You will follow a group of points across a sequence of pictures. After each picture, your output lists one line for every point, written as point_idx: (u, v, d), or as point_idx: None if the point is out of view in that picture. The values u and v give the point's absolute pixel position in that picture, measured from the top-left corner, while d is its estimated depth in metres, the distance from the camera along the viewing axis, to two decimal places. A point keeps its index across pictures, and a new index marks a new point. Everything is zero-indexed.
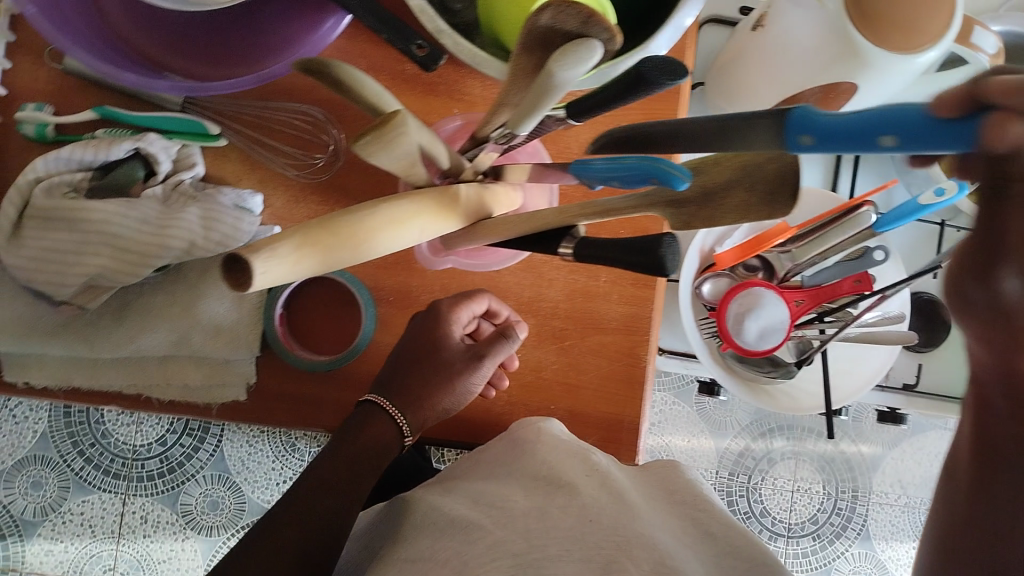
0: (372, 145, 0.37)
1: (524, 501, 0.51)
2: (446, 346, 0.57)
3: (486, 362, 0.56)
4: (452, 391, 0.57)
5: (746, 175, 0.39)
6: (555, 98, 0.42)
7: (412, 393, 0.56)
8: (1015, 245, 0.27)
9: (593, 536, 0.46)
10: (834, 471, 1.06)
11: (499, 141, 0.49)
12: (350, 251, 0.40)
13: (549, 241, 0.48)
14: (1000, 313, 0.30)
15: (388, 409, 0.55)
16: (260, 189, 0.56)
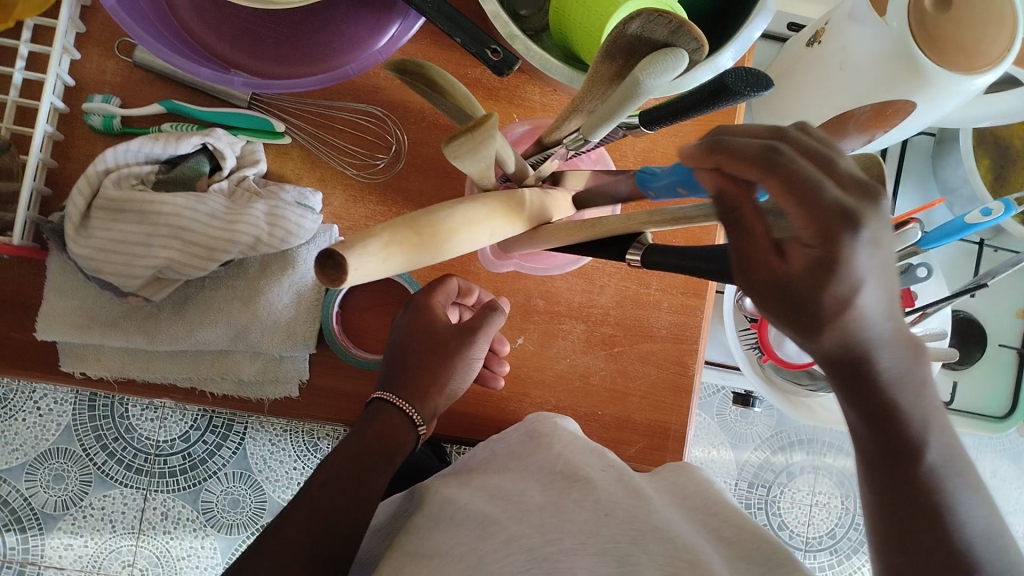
0: (463, 146, 0.37)
1: (539, 495, 0.51)
2: (437, 326, 0.54)
3: (480, 337, 0.54)
4: (457, 373, 0.54)
5: None
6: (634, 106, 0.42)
7: (414, 377, 0.53)
8: (776, 200, 0.32)
9: (608, 529, 0.46)
10: (852, 488, 1.06)
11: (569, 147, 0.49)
12: (432, 250, 0.40)
13: (617, 247, 0.49)
14: (785, 287, 0.33)
15: (395, 404, 0.52)
16: (320, 187, 0.57)
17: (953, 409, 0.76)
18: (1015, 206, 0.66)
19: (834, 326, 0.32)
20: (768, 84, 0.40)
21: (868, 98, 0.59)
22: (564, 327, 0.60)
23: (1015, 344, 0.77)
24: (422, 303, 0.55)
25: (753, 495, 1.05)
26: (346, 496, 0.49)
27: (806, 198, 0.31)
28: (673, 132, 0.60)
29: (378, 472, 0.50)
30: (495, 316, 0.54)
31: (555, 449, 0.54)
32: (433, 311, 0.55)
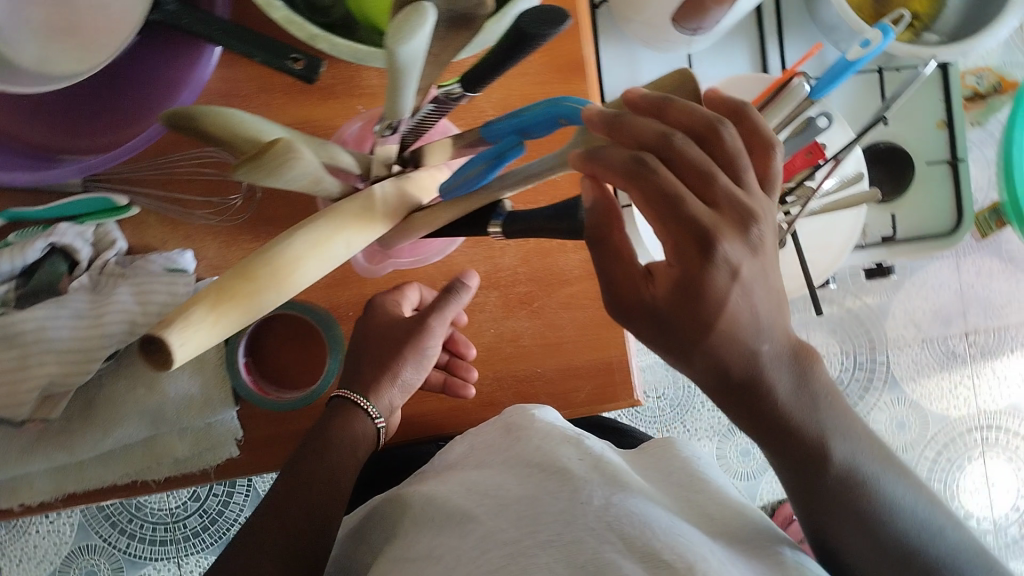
0: (255, 174, 0.35)
1: (515, 488, 0.49)
2: (389, 321, 0.54)
3: (436, 322, 0.54)
4: (416, 363, 0.55)
5: (650, 111, 0.37)
6: (409, 75, 0.40)
7: (368, 373, 0.54)
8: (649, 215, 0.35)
9: (583, 518, 0.44)
10: (847, 330, 1.13)
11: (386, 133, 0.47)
12: (273, 293, 0.39)
13: (480, 222, 0.47)
14: (660, 318, 0.36)
15: (353, 398, 0.53)
16: (188, 244, 0.55)
17: (899, 240, 0.75)
18: (893, 29, 0.63)
19: (709, 335, 0.36)
20: (566, 15, 0.38)
21: None
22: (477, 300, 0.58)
23: (944, 156, 0.75)
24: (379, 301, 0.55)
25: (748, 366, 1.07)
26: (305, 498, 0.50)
27: (654, 198, 0.34)
28: (523, 69, 0.57)
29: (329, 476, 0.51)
30: (459, 296, 0.54)
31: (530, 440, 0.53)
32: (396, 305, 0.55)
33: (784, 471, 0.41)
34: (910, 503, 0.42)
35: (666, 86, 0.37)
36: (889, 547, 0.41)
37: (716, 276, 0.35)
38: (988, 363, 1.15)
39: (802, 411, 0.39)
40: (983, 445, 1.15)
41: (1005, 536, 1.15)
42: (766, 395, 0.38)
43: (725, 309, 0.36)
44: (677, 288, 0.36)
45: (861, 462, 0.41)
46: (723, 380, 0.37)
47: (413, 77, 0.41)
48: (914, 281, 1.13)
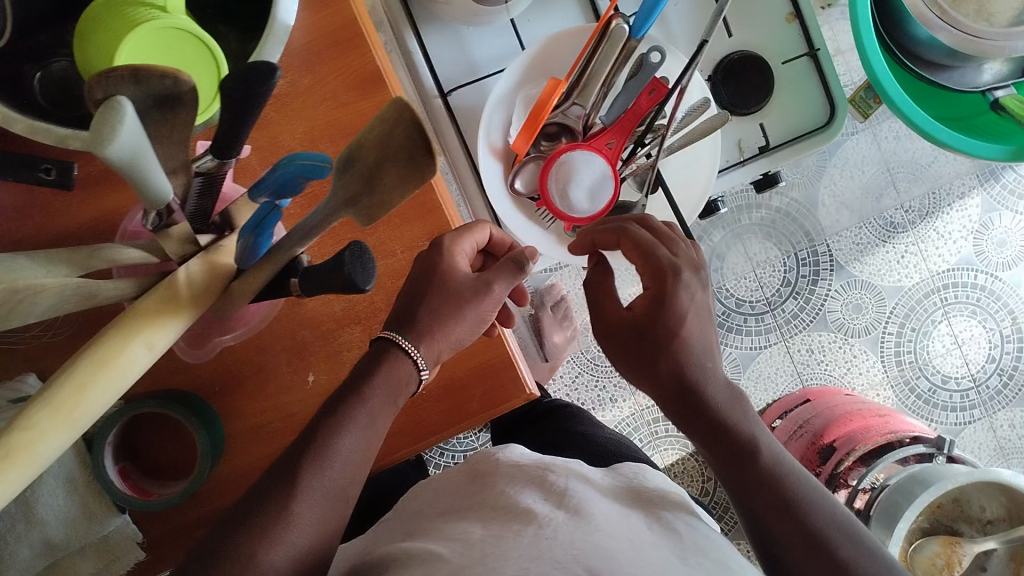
0: None
1: (481, 531, 0.47)
2: (452, 278, 0.53)
3: (499, 285, 0.53)
4: (467, 322, 0.53)
5: (384, 150, 0.35)
6: (139, 166, 0.37)
7: (424, 323, 0.51)
8: (636, 252, 0.54)
9: (551, 552, 0.43)
10: (782, 230, 1.11)
11: (162, 225, 0.44)
12: (60, 429, 0.37)
13: (287, 284, 0.45)
14: (632, 326, 0.53)
15: (397, 341, 0.51)
16: (31, 364, 0.54)
17: (775, 146, 0.72)
18: None
19: (667, 349, 0.51)
20: (274, 67, 0.36)
21: None
22: (340, 341, 0.56)
23: (802, 51, 0.72)
24: (448, 247, 0.54)
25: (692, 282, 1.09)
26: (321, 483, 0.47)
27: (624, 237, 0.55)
28: (319, 97, 0.55)
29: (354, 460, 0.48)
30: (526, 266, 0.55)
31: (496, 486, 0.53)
32: (457, 256, 0.54)
33: (718, 470, 0.51)
34: (842, 516, 0.47)
35: (388, 119, 0.35)
36: (819, 542, 0.45)
37: (678, 301, 0.51)
38: (930, 224, 1.12)
39: (734, 417, 0.51)
40: (943, 305, 1.13)
41: (985, 388, 1.14)
42: (704, 394, 0.51)
43: (678, 316, 0.51)
44: (649, 300, 0.52)
45: (788, 466, 0.50)
46: (671, 379, 0.51)
47: (149, 165, 0.38)
48: (837, 162, 1.11)
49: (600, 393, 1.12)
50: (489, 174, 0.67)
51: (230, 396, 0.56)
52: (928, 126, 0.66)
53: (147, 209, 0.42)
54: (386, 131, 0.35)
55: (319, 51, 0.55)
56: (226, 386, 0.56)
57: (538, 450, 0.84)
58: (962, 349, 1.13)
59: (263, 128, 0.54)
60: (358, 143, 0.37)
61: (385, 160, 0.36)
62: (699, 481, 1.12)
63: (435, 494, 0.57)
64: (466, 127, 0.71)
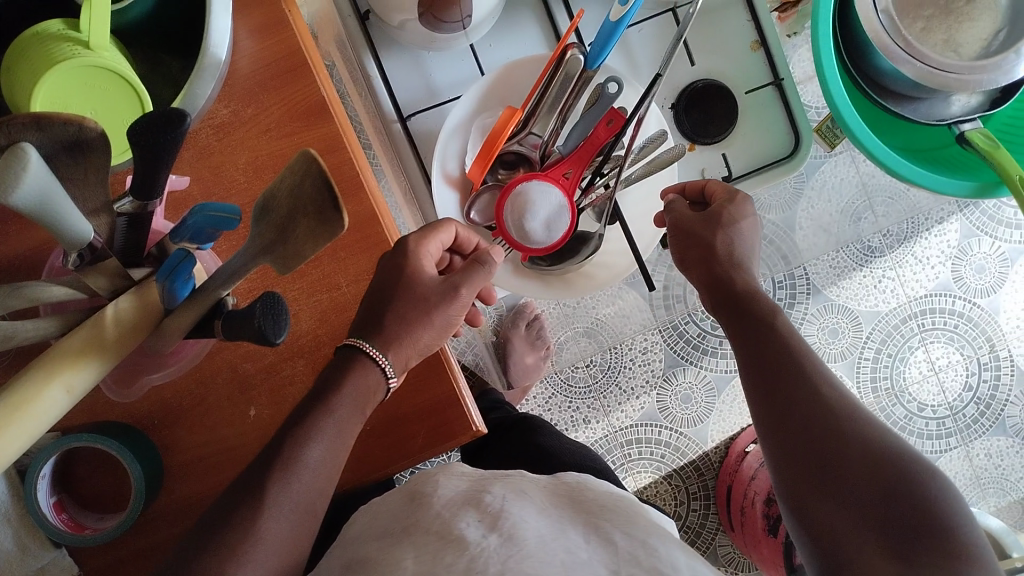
0: None
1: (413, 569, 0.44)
2: (420, 281, 0.54)
3: (465, 289, 0.55)
4: (434, 328, 0.54)
5: (296, 202, 0.35)
6: (48, 213, 0.36)
7: (393, 334, 0.51)
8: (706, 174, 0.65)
9: None
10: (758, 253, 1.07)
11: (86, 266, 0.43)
12: None
13: (213, 326, 0.44)
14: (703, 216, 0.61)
15: (361, 348, 0.50)
16: None
17: (739, 177, 0.71)
18: None
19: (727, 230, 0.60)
20: (182, 113, 0.36)
21: None
22: (285, 374, 0.55)
23: (767, 80, 0.71)
24: (413, 250, 0.55)
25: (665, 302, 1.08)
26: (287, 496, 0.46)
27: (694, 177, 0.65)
28: (262, 128, 0.54)
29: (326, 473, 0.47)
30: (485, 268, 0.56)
31: (431, 509, 0.49)
32: (423, 259, 0.55)
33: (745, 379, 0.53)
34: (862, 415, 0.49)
35: (298, 171, 0.34)
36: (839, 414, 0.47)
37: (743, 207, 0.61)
38: (907, 248, 1.11)
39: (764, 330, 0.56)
40: (920, 331, 1.13)
41: (961, 416, 1.13)
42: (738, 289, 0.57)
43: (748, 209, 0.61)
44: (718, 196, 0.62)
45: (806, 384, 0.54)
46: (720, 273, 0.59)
47: (64, 212, 0.37)
48: (813, 186, 1.05)
49: (573, 414, 1.12)
50: (445, 203, 0.66)
51: (170, 428, 0.55)
52: (888, 160, 0.66)
53: (67, 251, 0.41)
54: (296, 181, 0.34)
55: (264, 81, 0.54)
56: (167, 417, 0.55)
57: (498, 457, 0.82)
58: (939, 376, 1.13)
59: (205, 160, 0.54)
60: (272, 192, 0.36)
61: (296, 213, 0.35)
62: (673, 503, 1.12)
63: (363, 519, 0.53)
64: (425, 152, 0.71)
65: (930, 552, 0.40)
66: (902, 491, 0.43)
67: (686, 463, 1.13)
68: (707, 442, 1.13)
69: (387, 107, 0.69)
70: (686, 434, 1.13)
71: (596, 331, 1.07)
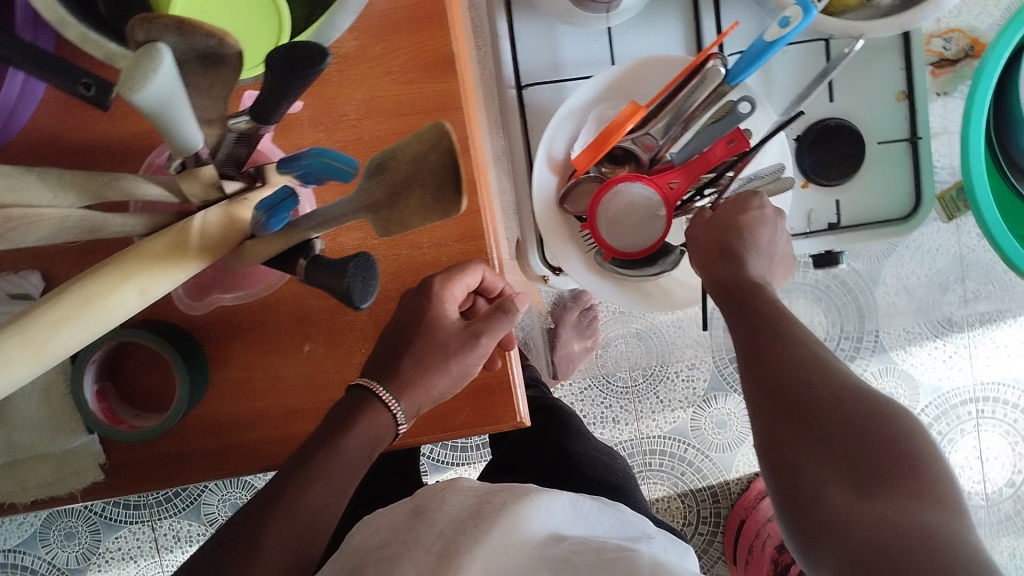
0: None
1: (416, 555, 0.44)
2: (442, 327, 0.50)
3: (484, 340, 0.51)
4: (450, 376, 0.50)
5: (417, 171, 0.33)
6: (167, 116, 0.35)
7: (432, 348, 0.50)
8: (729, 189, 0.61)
9: None
10: (833, 298, 1.07)
11: (187, 172, 0.42)
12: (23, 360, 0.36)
13: (297, 263, 0.43)
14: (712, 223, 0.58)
15: (371, 390, 0.48)
16: (38, 263, 0.53)
17: (846, 226, 0.68)
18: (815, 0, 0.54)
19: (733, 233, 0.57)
20: (326, 54, 0.34)
21: None
22: (346, 320, 0.54)
23: (902, 133, 0.67)
24: (437, 294, 0.51)
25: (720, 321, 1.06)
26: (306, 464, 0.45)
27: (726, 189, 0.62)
28: (384, 69, 0.53)
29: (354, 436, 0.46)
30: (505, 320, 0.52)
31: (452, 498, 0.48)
32: (447, 303, 0.51)
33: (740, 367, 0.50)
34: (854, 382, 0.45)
35: (426, 140, 0.32)
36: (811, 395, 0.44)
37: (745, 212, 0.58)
38: (987, 330, 1.08)
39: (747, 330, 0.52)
40: (976, 418, 1.09)
41: (995, 510, 1.10)
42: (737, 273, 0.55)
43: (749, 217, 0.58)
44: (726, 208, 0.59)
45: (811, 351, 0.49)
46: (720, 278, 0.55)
47: (181, 121, 0.37)
48: (908, 244, 1.05)
49: (603, 411, 1.11)
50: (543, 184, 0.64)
51: (223, 345, 0.55)
52: (1012, 250, 0.62)
53: (172, 155, 0.40)
54: (422, 150, 0.33)
55: (396, 22, 0.52)
56: (222, 334, 0.54)
57: (526, 439, 0.80)
58: (983, 466, 1.10)
59: (321, 88, 0.53)
60: (395, 152, 0.34)
61: (413, 181, 0.33)
62: (681, 522, 1.11)
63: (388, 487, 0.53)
64: (533, 126, 0.68)
65: (895, 488, 0.39)
66: (873, 431, 0.41)
67: (704, 487, 1.11)
68: (730, 472, 1.11)
69: (506, 71, 0.67)
70: (712, 459, 1.11)
71: (647, 336, 1.08)
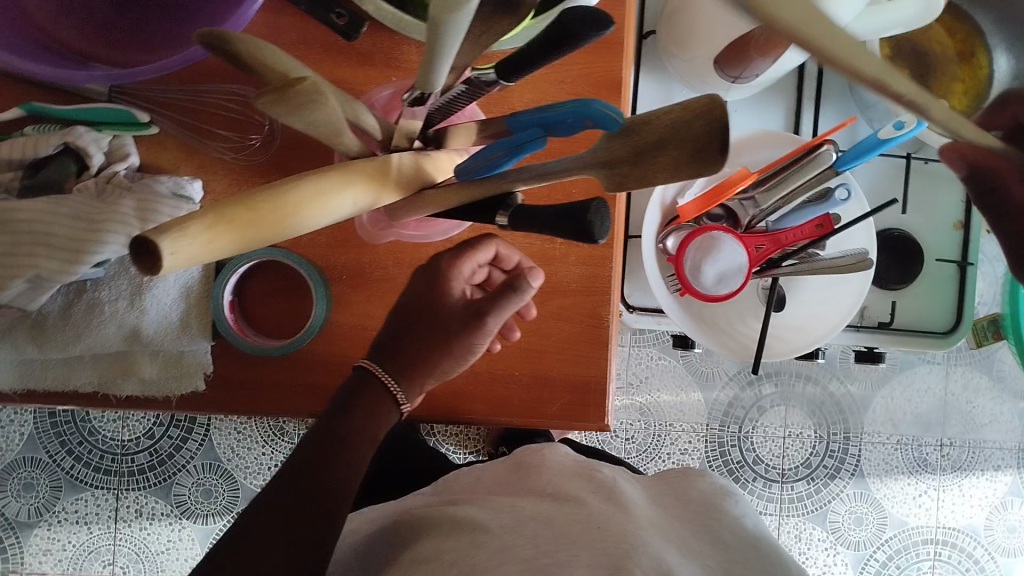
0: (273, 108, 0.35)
1: (543, 541, 0.48)
2: (438, 312, 0.53)
3: (490, 317, 0.52)
4: (454, 353, 0.53)
5: (676, 134, 0.38)
6: (453, 47, 0.40)
7: (454, 331, 0.52)
8: None
9: (600, 544, 0.47)
10: (824, 415, 1.15)
11: (416, 105, 0.47)
12: (269, 229, 0.39)
13: (487, 212, 0.47)
14: None
15: (375, 372, 0.52)
16: (200, 174, 0.55)
17: (897, 329, 0.75)
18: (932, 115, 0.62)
19: None
20: (611, 22, 0.38)
21: None
22: (469, 292, 0.58)
23: (954, 257, 0.76)
24: (439, 267, 0.53)
25: (717, 412, 1.14)
26: (332, 459, 0.49)
27: None
28: (559, 78, 0.58)
29: (341, 420, 0.50)
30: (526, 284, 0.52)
31: None
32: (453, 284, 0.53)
33: None
34: None
35: (694, 110, 0.37)
36: None
37: None
38: (958, 479, 1.15)
39: None
40: (933, 559, 1.15)
41: None
42: None
43: None
44: None
45: None
46: None
47: (450, 48, 0.41)
48: (902, 378, 1.14)
49: None
50: (649, 222, 0.70)
51: (349, 290, 0.57)
52: None
53: (415, 82, 0.45)
54: (689, 117, 0.37)
55: None
56: (351, 280, 0.57)
57: None
58: None
59: None
60: (648, 118, 0.39)
61: (670, 141, 0.38)
62: None
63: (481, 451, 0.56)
64: None
65: None
66: None
67: None
68: None
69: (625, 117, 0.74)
70: None
71: (647, 411, 1.13)
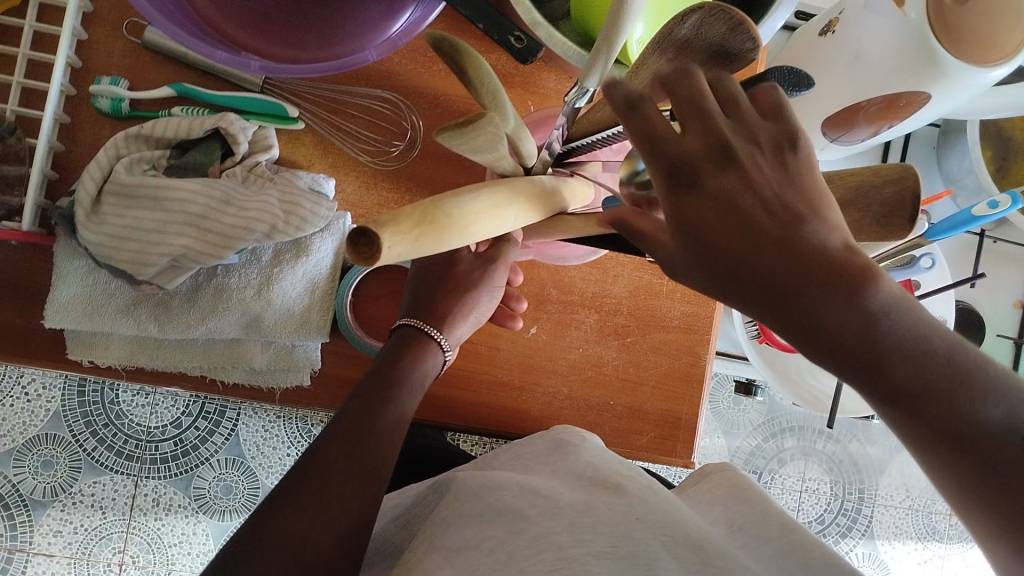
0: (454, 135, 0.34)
1: (600, 506, 0.44)
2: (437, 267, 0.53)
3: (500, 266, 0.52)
4: (491, 294, 0.53)
5: (861, 195, 0.40)
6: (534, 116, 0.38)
7: (450, 283, 0.52)
8: None
9: (640, 532, 0.41)
10: (842, 472, 1.16)
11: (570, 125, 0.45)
12: (458, 236, 0.36)
13: None
14: None
15: (420, 328, 0.52)
16: (332, 174, 0.55)
17: None
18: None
19: None
20: (808, 83, 0.39)
21: (876, 90, 0.52)
22: (576, 318, 0.59)
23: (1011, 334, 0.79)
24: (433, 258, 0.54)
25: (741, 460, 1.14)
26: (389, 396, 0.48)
27: None
28: None
29: (386, 361, 0.50)
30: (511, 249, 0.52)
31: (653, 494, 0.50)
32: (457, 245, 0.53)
33: None
34: None
35: (886, 176, 0.40)
36: None
37: None
38: (962, 549, 1.17)
39: None
40: None
41: None
42: None
43: None
44: None
45: None
46: None
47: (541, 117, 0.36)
48: None
49: None
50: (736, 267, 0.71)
51: None
52: None
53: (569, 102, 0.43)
54: (878, 181, 0.39)
55: None
56: None
57: None
58: None
59: None
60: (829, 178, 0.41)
61: (855, 202, 0.40)
62: None
63: None
64: None
65: None
66: None
67: None
68: None
69: None
70: None
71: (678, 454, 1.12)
